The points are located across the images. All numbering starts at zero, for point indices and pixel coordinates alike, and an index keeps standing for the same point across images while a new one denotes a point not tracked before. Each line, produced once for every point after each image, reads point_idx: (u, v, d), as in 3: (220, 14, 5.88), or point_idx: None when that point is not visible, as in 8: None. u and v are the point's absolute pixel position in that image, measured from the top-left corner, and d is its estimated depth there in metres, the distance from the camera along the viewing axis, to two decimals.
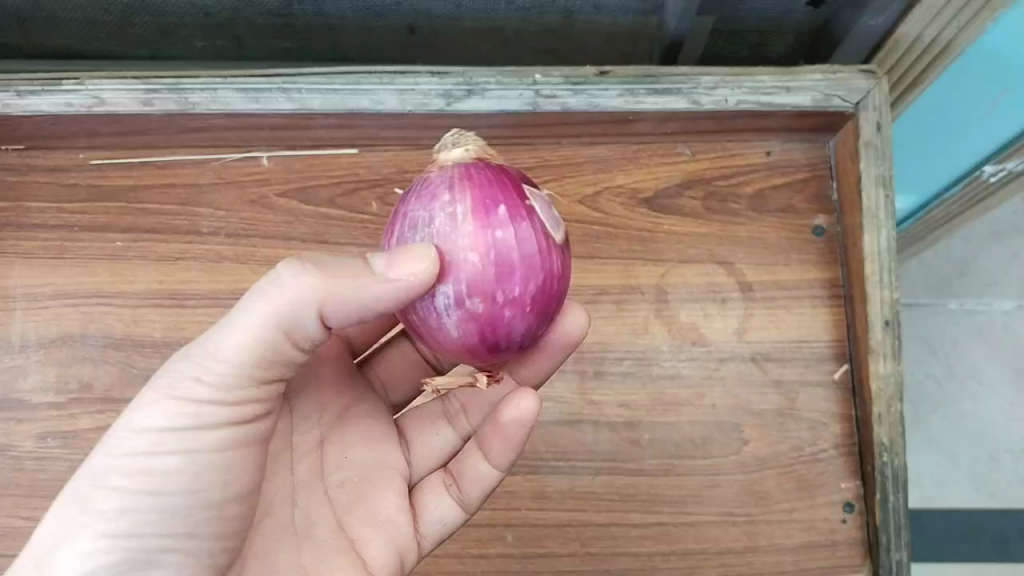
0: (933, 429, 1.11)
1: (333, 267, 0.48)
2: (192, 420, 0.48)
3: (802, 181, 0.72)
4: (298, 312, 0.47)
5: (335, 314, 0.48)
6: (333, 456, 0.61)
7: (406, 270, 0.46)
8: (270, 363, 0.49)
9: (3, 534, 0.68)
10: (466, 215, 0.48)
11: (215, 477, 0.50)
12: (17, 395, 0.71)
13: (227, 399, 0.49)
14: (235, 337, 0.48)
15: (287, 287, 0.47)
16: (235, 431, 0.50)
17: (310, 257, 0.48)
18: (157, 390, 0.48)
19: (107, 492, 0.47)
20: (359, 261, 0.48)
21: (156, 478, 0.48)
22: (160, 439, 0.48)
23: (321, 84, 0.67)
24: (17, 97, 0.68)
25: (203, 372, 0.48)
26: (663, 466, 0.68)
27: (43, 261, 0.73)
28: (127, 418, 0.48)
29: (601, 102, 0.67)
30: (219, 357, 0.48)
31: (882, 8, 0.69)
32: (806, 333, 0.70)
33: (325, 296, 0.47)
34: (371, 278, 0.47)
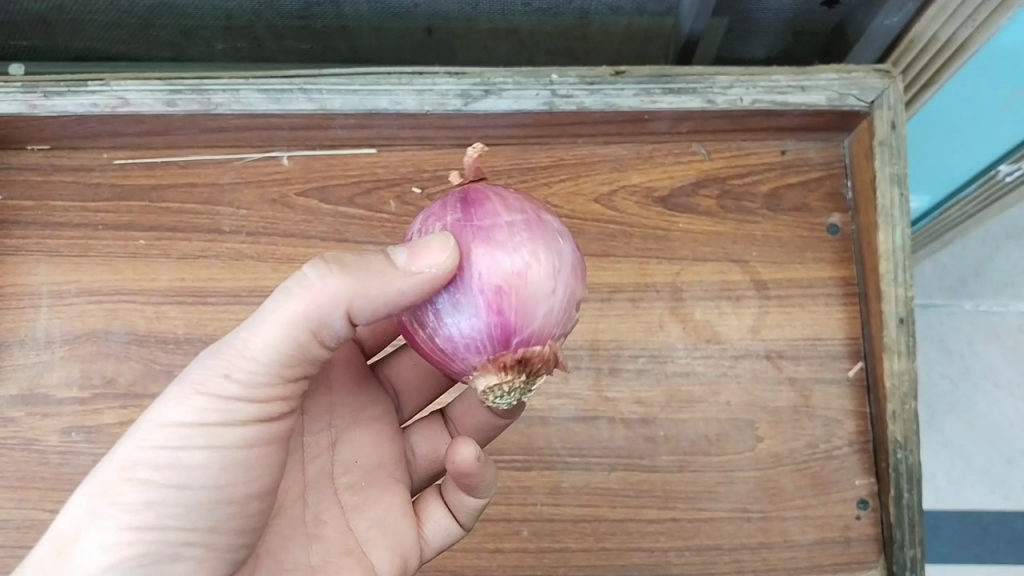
0: (947, 430, 1.11)
1: (359, 266, 0.49)
2: (220, 416, 0.48)
3: (817, 180, 0.73)
4: (327, 309, 0.49)
5: (360, 311, 0.49)
6: (344, 457, 0.62)
7: (432, 261, 0.47)
8: (295, 362, 0.50)
9: (28, 526, 0.69)
10: (421, 225, 0.52)
11: (239, 473, 0.50)
12: (42, 390, 0.72)
13: (252, 394, 0.49)
14: (264, 333, 0.49)
15: (316, 284, 0.49)
16: (259, 430, 0.50)
17: (333, 257, 0.50)
18: (187, 385, 0.48)
19: (132, 483, 0.47)
20: (382, 257, 0.49)
21: (182, 472, 0.47)
22: (188, 433, 0.48)
23: (341, 85, 0.68)
24: (43, 98, 0.69)
25: (232, 368, 0.49)
26: (678, 463, 0.69)
27: (68, 259, 0.74)
28: (156, 412, 0.48)
29: (617, 102, 0.68)
30: (248, 353, 0.49)
31: (896, 8, 0.70)
32: (821, 330, 0.71)
33: (352, 294, 0.49)
34: (393, 271, 0.48)
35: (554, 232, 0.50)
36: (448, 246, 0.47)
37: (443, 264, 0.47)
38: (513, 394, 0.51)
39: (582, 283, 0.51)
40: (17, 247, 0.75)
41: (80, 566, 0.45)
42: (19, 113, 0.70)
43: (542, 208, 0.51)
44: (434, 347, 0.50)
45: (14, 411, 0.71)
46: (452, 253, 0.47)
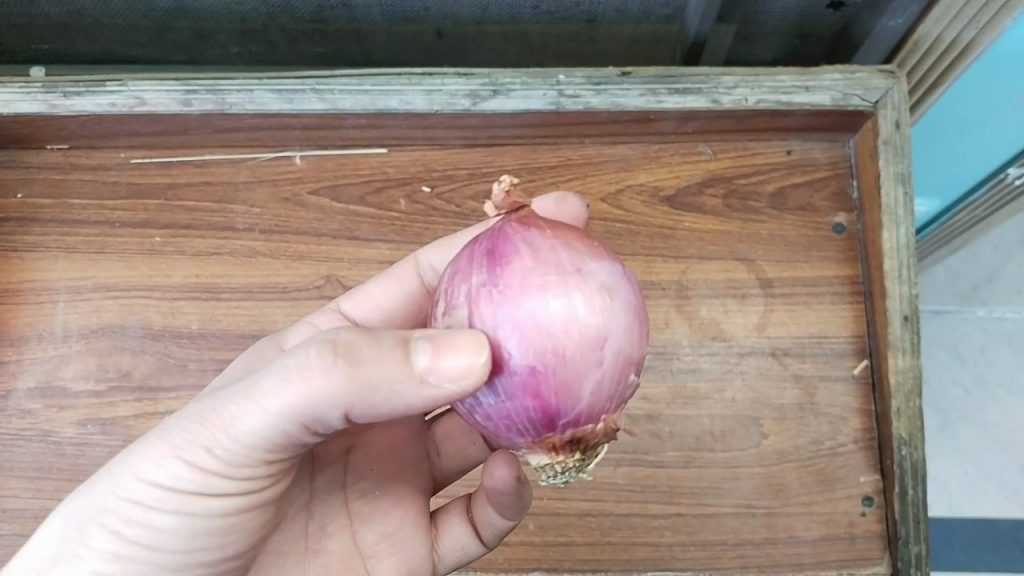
0: (960, 436, 1.10)
1: (368, 360, 0.44)
2: (197, 487, 0.47)
3: (823, 180, 0.74)
4: (322, 409, 0.45)
5: (359, 410, 0.46)
6: (356, 466, 0.62)
7: (453, 365, 0.42)
8: (283, 449, 0.48)
9: (44, 516, 0.70)
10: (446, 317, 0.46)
11: (212, 539, 0.49)
12: (59, 383, 0.73)
13: (233, 472, 0.48)
14: (252, 420, 0.46)
15: (315, 379, 0.44)
16: (240, 500, 0.49)
17: (346, 340, 0.44)
18: (169, 446, 0.47)
19: (106, 532, 0.47)
20: (397, 350, 0.44)
21: (152, 532, 0.47)
22: (165, 496, 0.47)
23: (353, 86, 0.70)
24: (63, 98, 0.71)
25: (216, 449, 0.47)
26: (683, 459, 0.70)
27: (85, 255, 0.76)
28: (138, 466, 0.47)
29: (623, 102, 0.69)
30: (231, 438, 0.46)
31: (901, 8, 0.70)
32: (826, 329, 0.71)
33: (350, 398, 0.45)
34: (406, 376, 0.44)
35: (613, 364, 0.44)
36: (477, 379, 0.42)
37: (462, 386, 0.42)
38: (569, 472, 0.48)
39: (642, 351, 0.45)
40: (36, 243, 0.76)
41: None
42: (40, 113, 0.72)
43: (578, 279, 0.44)
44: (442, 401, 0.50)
45: (32, 404, 0.73)
46: (479, 373, 0.42)
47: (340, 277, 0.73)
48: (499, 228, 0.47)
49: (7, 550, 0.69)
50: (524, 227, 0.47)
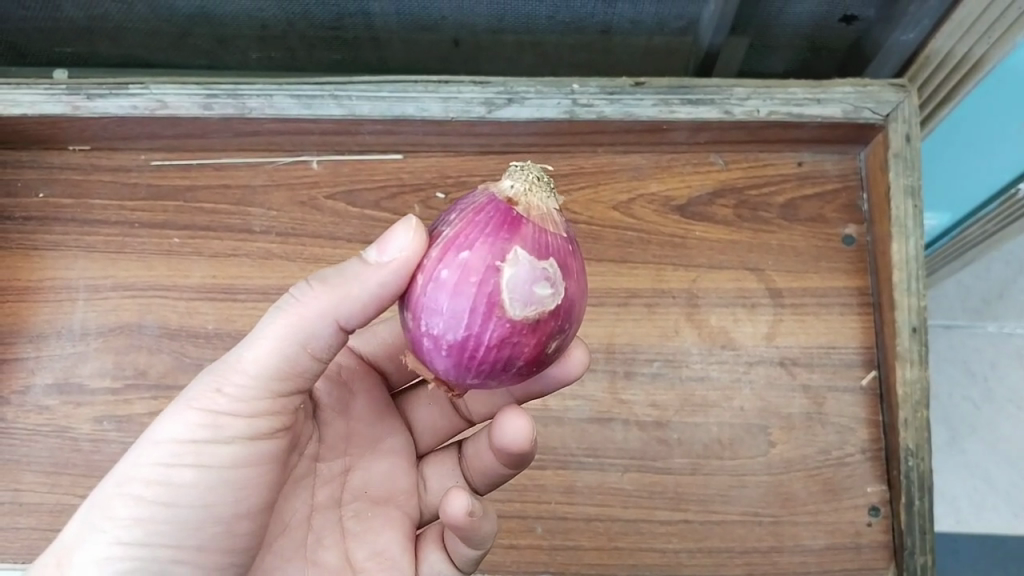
0: (969, 452, 1.11)
1: (338, 274, 0.52)
2: (209, 433, 0.51)
3: (833, 192, 0.74)
4: (313, 320, 0.51)
5: (344, 314, 0.52)
6: (354, 484, 0.63)
7: (397, 240, 0.49)
8: (287, 373, 0.53)
9: (61, 510, 0.71)
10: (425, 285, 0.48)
11: (227, 492, 0.52)
12: (76, 380, 0.75)
13: (242, 410, 0.52)
14: (256, 349, 0.52)
15: (300, 299, 0.52)
16: (249, 448, 0.53)
17: (315, 274, 0.53)
18: (181, 403, 0.51)
19: (126, 499, 0.50)
20: (356, 261, 0.52)
21: (173, 491, 0.51)
22: (182, 449, 0.51)
23: (370, 92, 0.71)
24: (86, 100, 0.72)
25: (222, 383, 0.52)
26: (691, 465, 0.70)
27: (105, 255, 0.77)
28: (154, 431, 0.51)
29: (636, 112, 0.70)
30: (239, 369, 0.52)
31: (912, 26, 0.71)
32: (835, 339, 0.72)
33: (334, 305, 0.51)
34: (370, 269, 0.50)
35: None
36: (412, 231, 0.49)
37: (408, 245, 0.49)
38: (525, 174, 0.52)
39: None
40: (56, 242, 0.78)
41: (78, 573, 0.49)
42: (64, 115, 0.73)
43: None
44: (437, 339, 0.47)
45: (49, 400, 0.74)
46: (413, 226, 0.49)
47: None
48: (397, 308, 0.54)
49: (24, 543, 0.71)
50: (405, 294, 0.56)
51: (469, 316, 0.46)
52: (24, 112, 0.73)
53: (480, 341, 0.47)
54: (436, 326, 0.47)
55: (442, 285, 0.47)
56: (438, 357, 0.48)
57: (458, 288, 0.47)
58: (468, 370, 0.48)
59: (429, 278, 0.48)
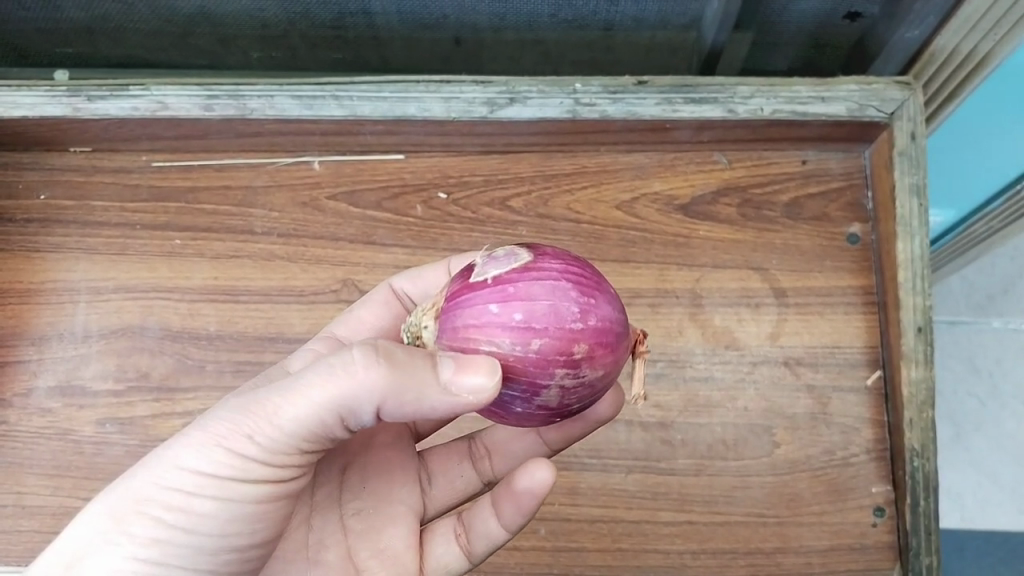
0: (974, 448, 1.10)
1: (406, 368, 0.48)
2: (235, 472, 0.50)
3: (838, 190, 0.74)
4: (358, 404, 0.49)
5: (389, 407, 0.49)
6: (353, 483, 0.63)
7: (467, 381, 0.47)
8: (315, 436, 0.51)
9: (63, 513, 0.71)
10: (550, 360, 0.49)
11: (244, 524, 0.51)
12: (79, 382, 0.74)
13: (269, 460, 0.50)
14: (296, 406, 0.49)
15: (356, 375, 0.48)
16: (271, 486, 0.52)
17: (385, 345, 0.48)
18: (211, 437, 0.49)
19: (143, 518, 0.49)
20: (428, 367, 0.48)
21: (191, 517, 0.49)
22: (204, 480, 0.49)
23: (371, 92, 0.71)
24: (86, 102, 0.72)
25: (256, 433, 0.49)
26: (695, 466, 0.70)
27: (107, 257, 0.77)
28: (179, 457, 0.49)
29: (639, 111, 0.70)
30: (276, 425, 0.49)
31: (916, 22, 0.70)
32: (840, 338, 0.71)
33: (385, 398, 0.48)
34: (435, 391, 0.48)
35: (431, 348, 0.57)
36: (496, 377, 0.47)
37: (482, 394, 0.47)
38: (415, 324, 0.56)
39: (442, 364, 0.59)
40: (57, 244, 0.77)
41: None
42: (64, 116, 0.73)
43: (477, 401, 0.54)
44: (599, 363, 0.50)
45: (51, 402, 0.74)
46: (476, 369, 0.47)
47: (356, 281, 0.74)
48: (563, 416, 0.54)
49: (26, 546, 0.70)
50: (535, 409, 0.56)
51: (592, 326, 0.49)
52: (25, 113, 0.73)
53: (613, 322, 0.51)
54: (598, 363, 0.50)
55: (541, 331, 0.49)
56: (610, 371, 0.51)
57: (569, 334, 0.49)
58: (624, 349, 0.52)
59: (555, 364, 0.49)
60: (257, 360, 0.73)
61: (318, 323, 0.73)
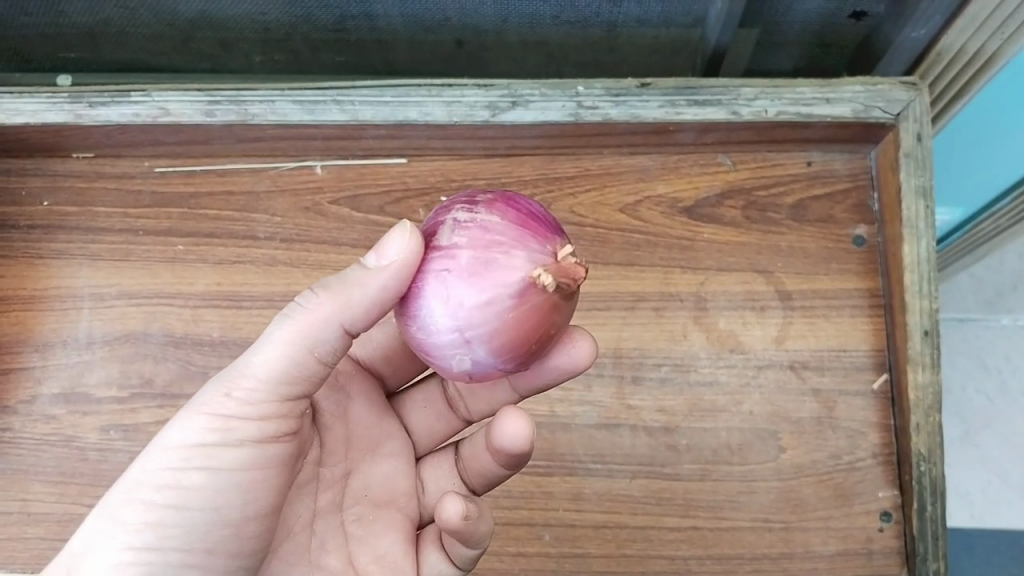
0: (983, 446, 1.09)
1: (342, 280, 0.52)
2: (217, 437, 0.51)
3: (844, 192, 0.73)
4: (320, 330, 0.51)
5: (349, 319, 0.52)
6: (355, 489, 0.63)
7: (395, 244, 0.49)
8: (294, 379, 0.52)
9: (68, 519, 0.71)
10: (456, 206, 0.50)
11: (236, 495, 0.52)
12: (83, 389, 0.74)
13: (251, 415, 0.52)
14: (264, 354, 0.51)
15: (308, 307, 0.51)
16: (257, 450, 0.52)
17: (321, 281, 0.53)
18: (190, 411, 0.51)
19: (136, 504, 0.50)
20: (358, 265, 0.51)
21: (182, 494, 0.50)
22: (189, 454, 0.51)
23: (373, 97, 0.70)
24: (88, 108, 0.72)
25: (231, 389, 0.51)
26: (700, 471, 0.69)
27: (110, 263, 0.77)
28: (162, 436, 0.51)
29: (642, 113, 0.69)
30: (247, 375, 0.51)
31: (923, 22, 0.70)
32: (845, 342, 0.71)
33: (342, 313, 0.51)
34: (369, 272, 0.50)
35: None
36: (409, 227, 0.49)
37: (410, 250, 0.48)
38: None
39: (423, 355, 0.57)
40: (61, 251, 0.77)
41: None
42: (66, 123, 0.73)
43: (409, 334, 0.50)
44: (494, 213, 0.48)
45: (56, 409, 0.74)
46: (409, 231, 0.49)
47: None
48: (464, 314, 0.47)
49: (32, 553, 0.70)
50: (464, 351, 0.48)
51: (501, 191, 0.51)
52: (26, 120, 0.73)
53: (528, 202, 0.50)
54: (495, 208, 0.49)
55: (458, 196, 0.51)
56: (509, 230, 0.48)
57: (482, 191, 0.51)
58: (542, 236, 0.48)
59: (456, 204, 0.50)
60: None
61: None
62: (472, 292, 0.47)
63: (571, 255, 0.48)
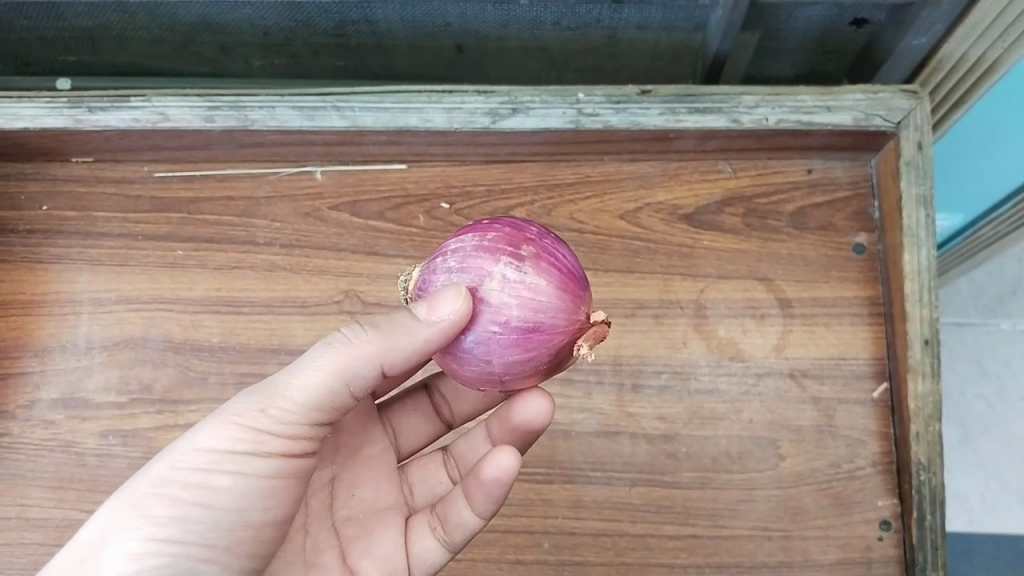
0: (982, 451, 1.10)
1: (391, 323, 0.53)
2: (249, 445, 0.52)
3: (844, 200, 0.73)
4: (362, 367, 0.53)
5: (389, 360, 0.54)
6: (342, 494, 0.63)
7: (450, 307, 0.48)
8: (327, 406, 0.54)
9: (66, 525, 0.71)
10: (499, 256, 0.50)
11: (259, 500, 0.53)
12: (82, 394, 0.74)
13: (283, 431, 0.53)
14: (304, 378, 0.53)
15: (354, 342, 0.53)
16: (284, 462, 0.54)
17: (370, 319, 0.55)
18: (224, 416, 0.52)
19: (162, 498, 0.50)
20: (407, 314, 0.52)
21: (209, 493, 0.51)
22: (219, 456, 0.52)
23: (373, 103, 0.70)
24: (88, 113, 0.72)
25: (267, 405, 0.53)
26: (700, 479, 0.69)
27: (109, 268, 0.77)
28: (193, 438, 0.52)
29: (642, 121, 0.69)
30: (286, 395, 0.53)
31: (925, 28, 0.69)
32: (845, 350, 0.71)
33: (386, 353, 0.53)
34: (417, 324, 0.50)
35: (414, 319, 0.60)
36: (464, 291, 0.48)
37: (462, 312, 0.48)
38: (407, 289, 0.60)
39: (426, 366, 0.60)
40: (60, 256, 0.77)
41: (106, 568, 0.48)
42: (65, 128, 0.73)
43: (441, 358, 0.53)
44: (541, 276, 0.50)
45: (54, 414, 0.74)
46: (467, 297, 0.48)
47: (359, 291, 0.74)
48: (508, 366, 0.50)
49: (30, 559, 0.70)
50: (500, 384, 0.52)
51: (542, 238, 0.52)
52: (26, 125, 0.72)
53: (567, 255, 0.52)
54: (540, 266, 0.50)
55: (495, 237, 0.52)
56: (556, 292, 0.50)
57: (520, 235, 0.52)
58: (581, 294, 0.51)
59: (500, 252, 0.51)
60: (260, 372, 0.72)
61: (320, 334, 0.73)
62: (518, 349, 0.50)
63: (602, 319, 0.52)
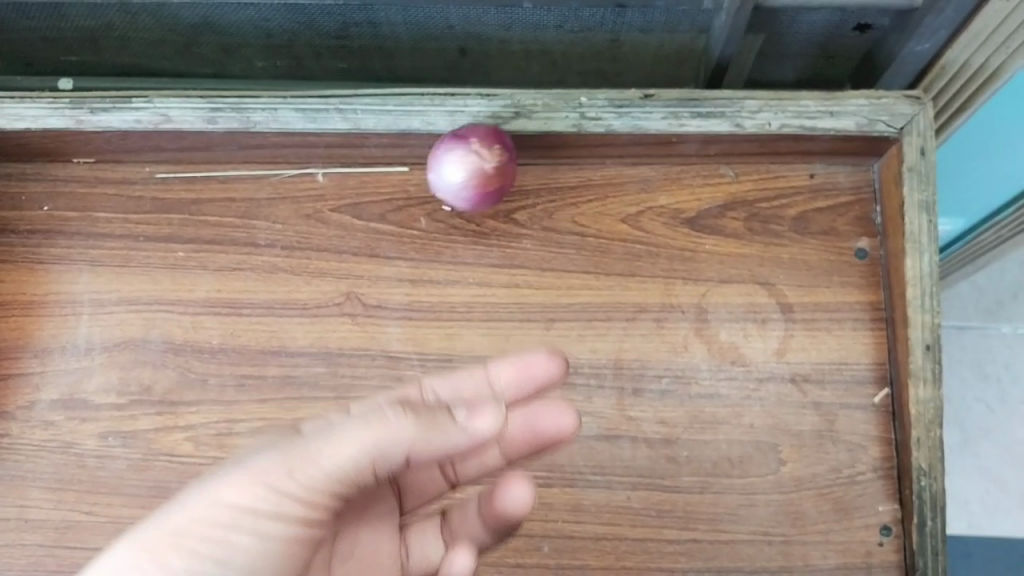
0: (981, 455, 1.11)
1: (428, 417, 0.57)
2: (271, 507, 0.55)
3: (846, 205, 0.73)
4: (393, 449, 0.56)
5: (415, 454, 0.57)
6: (344, 551, 0.64)
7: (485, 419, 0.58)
8: (352, 481, 0.57)
9: (66, 526, 0.72)
10: None
11: (275, 565, 0.56)
12: (82, 395, 0.74)
13: (307, 498, 0.56)
14: (335, 449, 0.56)
15: (389, 423, 0.56)
16: (303, 531, 0.56)
17: (405, 401, 0.58)
18: (251, 473, 0.56)
19: (181, 551, 0.55)
20: (444, 411, 0.58)
21: (225, 548, 0.55)
22: (240, 514, 0.55)
23: (375, 106, 0.70)
24: (90, 114, 0.72)
25: (295, 468, 0.56)
26: (700, 484, 0.69)
27: (110, 269, 0.76)
28: (218, 490, 0.56)
29: (645, 125, 0.69)
30: (316, 461, 0.56)
31: (928, 34, 0.67)
32: (847, 355, 0.71)
33: (416, 444, 0.57)
34: (454, 427, 0.58)
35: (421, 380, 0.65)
36: (501, 412, 0.59)
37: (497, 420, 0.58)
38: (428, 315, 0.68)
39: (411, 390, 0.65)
40: (61, 257, 0.77)
41: None
42: (67, 129, 0.72)
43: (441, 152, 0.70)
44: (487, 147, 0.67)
45: (55, 415, 0.74)
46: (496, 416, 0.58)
47: (360, 294, 0.74)
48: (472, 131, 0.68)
49: (30, 560, 0.72)
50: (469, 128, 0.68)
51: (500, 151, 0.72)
52: (27, 126, 0.72)
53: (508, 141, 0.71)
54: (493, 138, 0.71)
55: None
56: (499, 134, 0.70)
57: None
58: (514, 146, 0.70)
59: None
60: (261, 373, 0.74)
61: (320, 336, 0.74)
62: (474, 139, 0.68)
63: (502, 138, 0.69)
